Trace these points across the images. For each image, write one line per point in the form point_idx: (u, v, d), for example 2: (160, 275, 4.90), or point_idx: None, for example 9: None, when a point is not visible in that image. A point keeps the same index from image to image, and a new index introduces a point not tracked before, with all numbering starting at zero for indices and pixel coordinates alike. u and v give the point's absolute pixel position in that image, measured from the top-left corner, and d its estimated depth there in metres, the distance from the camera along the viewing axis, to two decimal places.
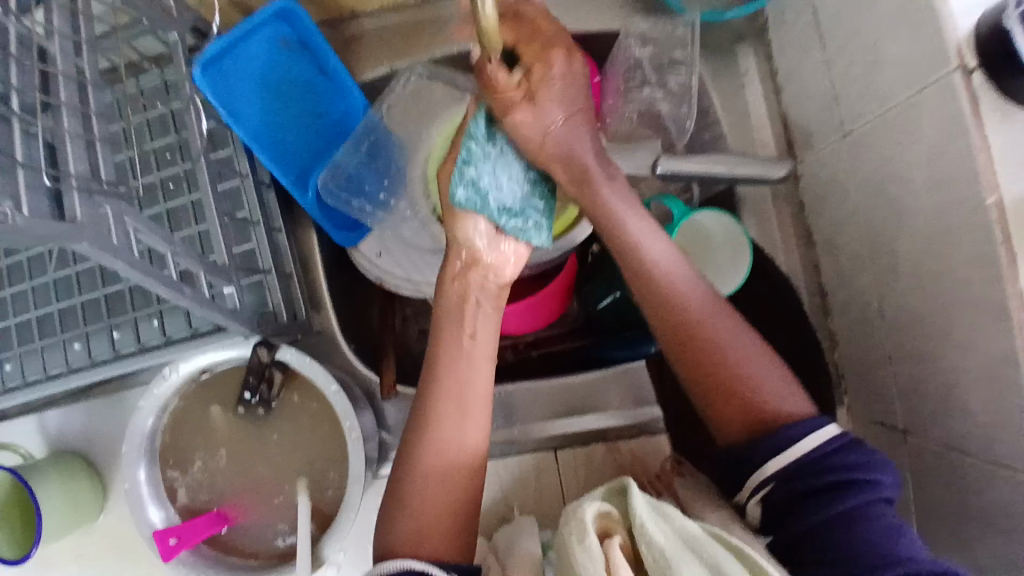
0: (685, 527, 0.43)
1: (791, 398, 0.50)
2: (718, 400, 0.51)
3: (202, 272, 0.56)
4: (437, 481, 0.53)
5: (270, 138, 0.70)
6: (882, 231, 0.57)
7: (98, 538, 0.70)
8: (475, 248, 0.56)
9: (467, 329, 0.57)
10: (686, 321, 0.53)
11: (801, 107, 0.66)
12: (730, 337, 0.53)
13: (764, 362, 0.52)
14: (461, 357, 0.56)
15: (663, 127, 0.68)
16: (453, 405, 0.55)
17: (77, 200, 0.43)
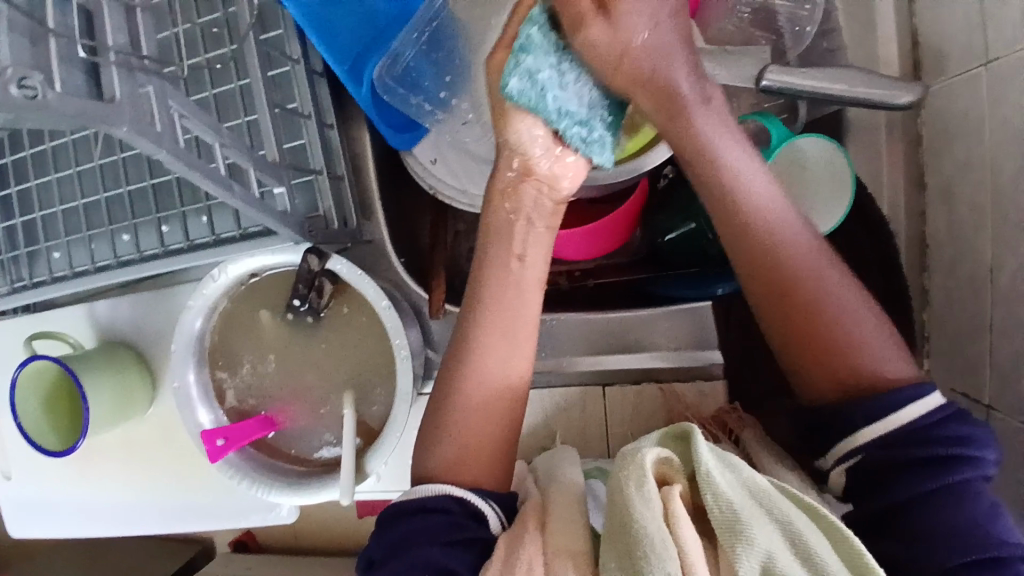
0: (754, 482, 0.40)
1: (891, 356, 0.47)
2: (811, 353, 0.48)
3: (252, 168, 0.51)
4: (478, 409, 0.51)
5: (323, 16, 0.61)
6: (1017, 180, 0.49)
7: (148, 429, 0.71)
8: (530, 157, 0.51)
9: (516, 249, 0.53)
10: (770, 257, 0.49)
11: (941, 21, 0.56)
12: (825, 280, 0.48)
13: (862, 308, 0.48)
14: (510, 280, 0.52)
15: (776, 31, 0.57)
16: (498, 332, 0.51)
17: (117, 77, 0.38)
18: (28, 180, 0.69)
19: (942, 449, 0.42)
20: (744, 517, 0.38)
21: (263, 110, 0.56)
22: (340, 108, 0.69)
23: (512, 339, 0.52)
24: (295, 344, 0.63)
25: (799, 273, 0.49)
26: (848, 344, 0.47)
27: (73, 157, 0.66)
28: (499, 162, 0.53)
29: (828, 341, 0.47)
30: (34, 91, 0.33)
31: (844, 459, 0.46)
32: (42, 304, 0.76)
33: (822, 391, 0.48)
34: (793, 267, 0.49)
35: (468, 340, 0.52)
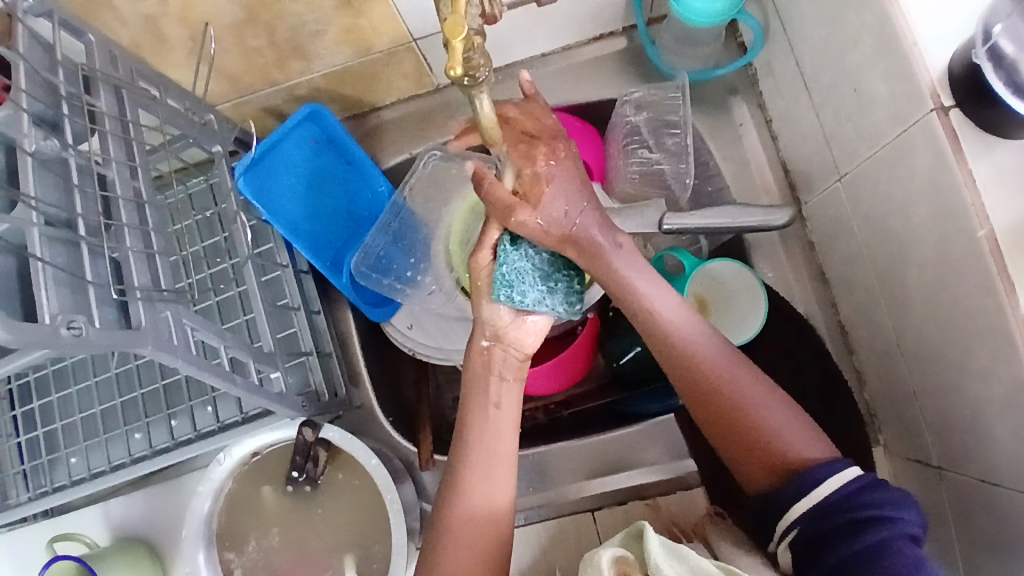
0: (701, 568, 0.47)
1: (807, 442, 0.54)
2: (742, 447, 0.55)
3: (252, 360, 0.59)
4: (471, 542, 0.56)
5: (307, 230, 0.75)
6: (889, 266, 0.58)
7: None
8: (498, 323, 0.58)
9: (492, 398, 0.59)
10: (720, 407, 0.56)
11: (798, 151, 0.69)
12: (749, 392, 0.56)
13: (786, 414, 0.55)
14: (488, 425, 0.58)
15: (666, 185, 0.71)
16: (482, 466, 0.57)
17: (142, 309, 0.47)
18: (50, 394, 0.76)
19: (850, 514, 0.49)
20: None
21: (258, 308, 0.65)
22: (324, 293, 0.79)
23: (500, 466, 0.58)
24: (295, 513, 0.67)
25: (739, 397, 0.56)
26: (779, 439, 0.54)
27: (92, 369, 0.76)
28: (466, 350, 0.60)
29: (755, 442, 0.55)
30: (77, 330, 0.42)
31: (785, 535, 0.52)
32: (59, 506, 0.81)
33: (761, 478, 0.55)
34: (733, 382, 0.56)
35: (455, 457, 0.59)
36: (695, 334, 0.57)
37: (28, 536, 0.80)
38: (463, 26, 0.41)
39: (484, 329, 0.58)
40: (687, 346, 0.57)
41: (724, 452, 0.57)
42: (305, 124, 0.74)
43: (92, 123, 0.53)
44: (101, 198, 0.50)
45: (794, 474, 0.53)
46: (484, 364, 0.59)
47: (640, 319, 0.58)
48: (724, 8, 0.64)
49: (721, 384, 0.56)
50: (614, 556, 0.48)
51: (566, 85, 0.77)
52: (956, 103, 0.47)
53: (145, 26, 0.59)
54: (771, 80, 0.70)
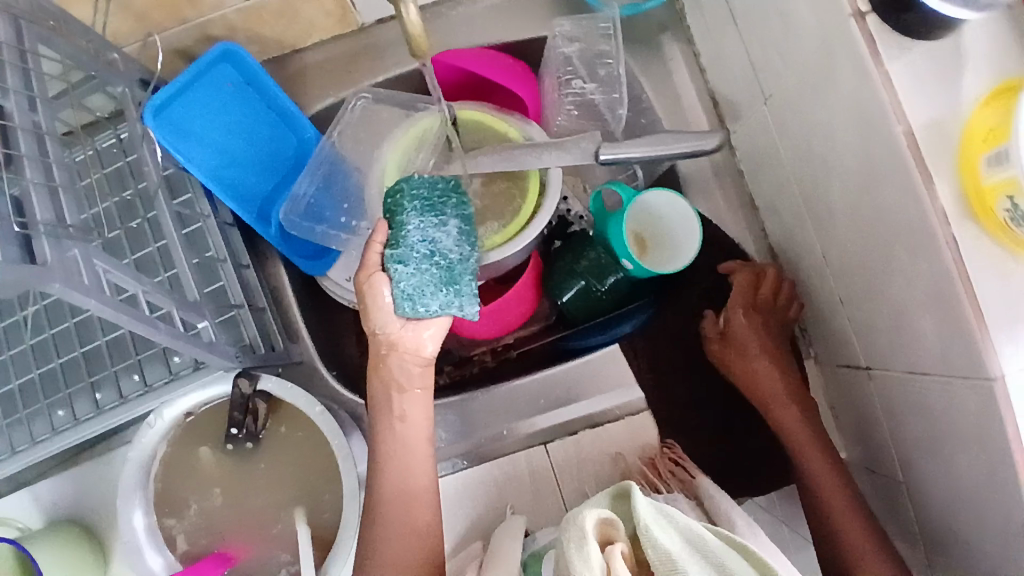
0: (692, 532, 0.47)
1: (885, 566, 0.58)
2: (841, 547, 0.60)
3: (175, 309, 0.55)
4: (399, 535, 0.58)
5: (228, 178, 0.71)
6: (814, 182, 0.61)
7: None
8: (390, 332, 0.59)
9: (397, 411, 0.61)
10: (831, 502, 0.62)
11: (725, 81, 0.70)
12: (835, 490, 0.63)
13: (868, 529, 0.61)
14: (395, 440, 0.61)
15: (602, 118, 0.72)
16: (399, 457, 0.60)
17: (47, 244, 0.43)
18: None
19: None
20: (682, 563, 0.44)
21: (181, 260, 0.61)
22: (252, 247, 0.75)
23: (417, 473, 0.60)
24: (237, 472, 0.64)
25: (828, 486, 0.63)
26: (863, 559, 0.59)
27: (4, 342, 0.69)
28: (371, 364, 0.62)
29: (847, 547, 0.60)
30: None
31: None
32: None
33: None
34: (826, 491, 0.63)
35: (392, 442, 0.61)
36: (803, 439, 0.66)
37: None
38: None
39: (376, 344, 0.60)
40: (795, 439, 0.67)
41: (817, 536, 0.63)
42: (219, 65, 0.70)
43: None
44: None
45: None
46: (386, 384, 0.62)
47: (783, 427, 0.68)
48: None
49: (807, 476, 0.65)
50: (601, 516, 0.47)
51: (496, 22, 0.76)
52: (872, 9, 0.48)
53: None
54: (697, 11, 0.71)
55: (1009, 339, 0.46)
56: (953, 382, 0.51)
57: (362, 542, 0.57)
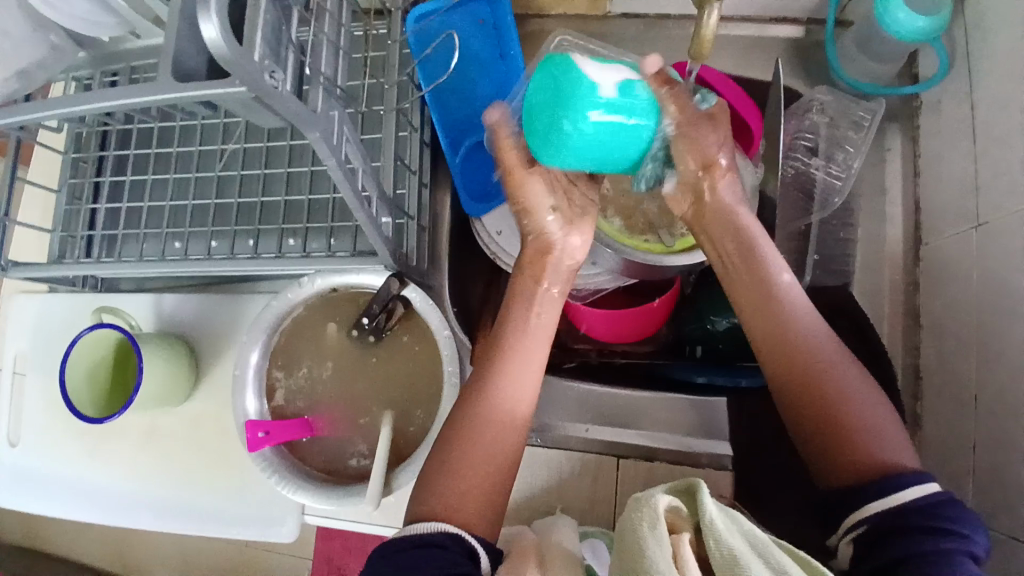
0: (754, 535, 0.45)
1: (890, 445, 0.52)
2: (832, 440, 0.54)
3: (374, 197, 0.60)
4: (482, 458, 0.57)
5: (443, 99, 0.76)
6: (996, 321, 0.59)
7: (196, 422, 0.78)
8: (548, 232, 0.66)
9: (535, 307, 0.65)
10: (806, 373, 0.57)
11: (935, 192, 0.69)
12: (851, 385, 0.56)
13: (880, 408, 0.55)
14: (524, 328, 0.64)
15: (811, 194, 0.71)
16: (511, 368, 0.62)
17: (320, 96, 0.48)
18: (144, 173, 0.79)
19: (927, 520, 0.46)
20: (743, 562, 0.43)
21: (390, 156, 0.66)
22: (433, 170, 0.79)
23: (508, 360, 0.63)
24: (352, 358, 0.70)
25: (838, 385, 0.56)
26: (858, 446, 0.53)
27: (196, 165, 0.77)
28: (523, 259, 0.68)
29: (843, 427, 0.54)
30: (275, 83, 0.41)
31: (847, 532, 0.50)
32: (105, 285, 0.83)
33: (835, 478, 0.53)
34: (833, 374, 0.56)
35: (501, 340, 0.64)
36: (806, 323, 0.59)
37: (67, 301, 0.81)
38: None
39: (546, 240, 0.66)
40: (798, 332, 0.58)
41: (805, 454, 0.56)
42: (479, 3, 0.76)
43: None
44: None
45: (874, 477, 0.51)
46: (535, 274, 0.67)
47: (758, 318, 0.60)
48: (926, 28, 0.63)
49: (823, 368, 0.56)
50: (669, 501, 0.48)
51: (733, 57, 0.78)
52: None
53: None
54: (935, 116, 0.70)
55: None
56: None
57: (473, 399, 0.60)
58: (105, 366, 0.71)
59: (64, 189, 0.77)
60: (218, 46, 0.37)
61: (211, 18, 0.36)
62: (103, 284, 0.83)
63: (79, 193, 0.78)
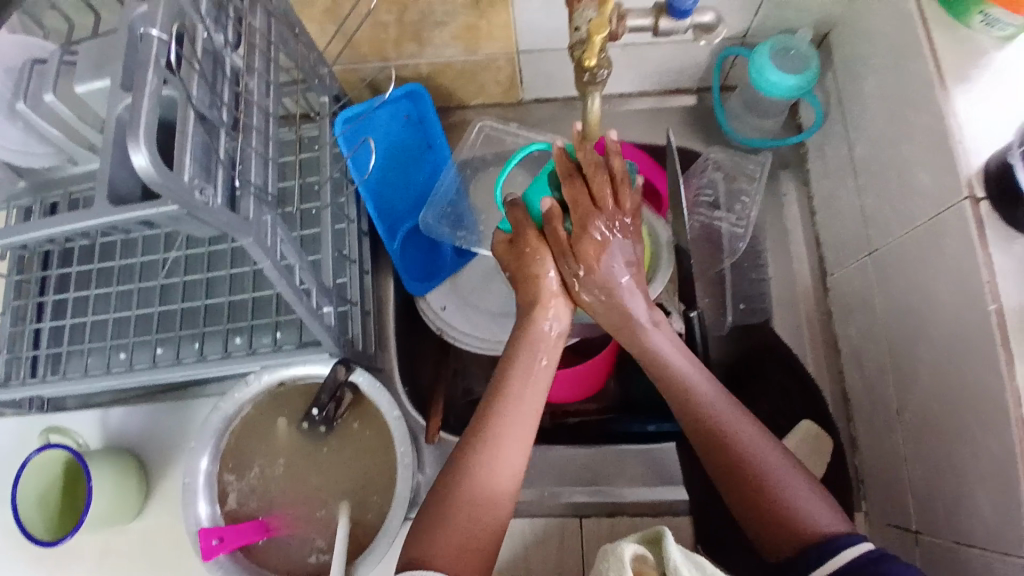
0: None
1: (826, 515, 0.52)
2: (759, 510, 0.53)
3: (314, 289, 0.62)
4: (469, 525, 0.51)
5: (377, 191, 0.80)
6: (902, 339, 0.64)
7: (148, 538, 0.75)
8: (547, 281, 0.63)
9: (534, 377, 0.60)
10: (712, 431, 0.58)
11: (832, 228, 0.76)
12: (776, 466, 0.55)
13: (815, 497, 0.53)
14: (525, 397, 0.58)
15: (719, 245, 0.79)
16: (516, 440, 0.56)
17: (251, 205, 0.50)
18: (86, 288, 0.79)
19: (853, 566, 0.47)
20: None
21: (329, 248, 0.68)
22: (374, 257, 0.82)
23: (509, 427, 0.56)
24: (304, 452, 0.70)
25: (745, 447, 0.56)
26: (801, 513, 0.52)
27: (138, 276, 0.78)
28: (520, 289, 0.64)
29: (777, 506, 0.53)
30: (205, 199, 0.44)
31: None
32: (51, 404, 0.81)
33: (782, 550, 0.52)
34: (749, 448, 0.56)
35: (495, 404, 0.58)
36: (704, 387, 0.60)
37: (10, 426, 0.79)
38: (606, 27, 0.50)
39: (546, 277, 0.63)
40: (701, 404, 0.59)
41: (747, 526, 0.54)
42: (403, 101, 0.81)
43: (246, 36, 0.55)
44: (234, 92, 0.53)
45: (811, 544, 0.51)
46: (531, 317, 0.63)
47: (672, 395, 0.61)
48: (797, 85, 0.71)
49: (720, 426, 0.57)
50: (635, 551, 0.47)
51: (639, 126, 0.85)
52: (986, 196, 0.53)
53: None
54: (820, 161, 0.78)
55: None
56: (1003, 561, 0.51)
57: (466, 471, 0.54)
58: (49, 491, 0.69)
59: (7, 312, 0.76)
60: (148, 174, 0.39)
61: (140, 149, 0.38)
62: (50, 403, 0.80)
63: (23, 314, 0.77)
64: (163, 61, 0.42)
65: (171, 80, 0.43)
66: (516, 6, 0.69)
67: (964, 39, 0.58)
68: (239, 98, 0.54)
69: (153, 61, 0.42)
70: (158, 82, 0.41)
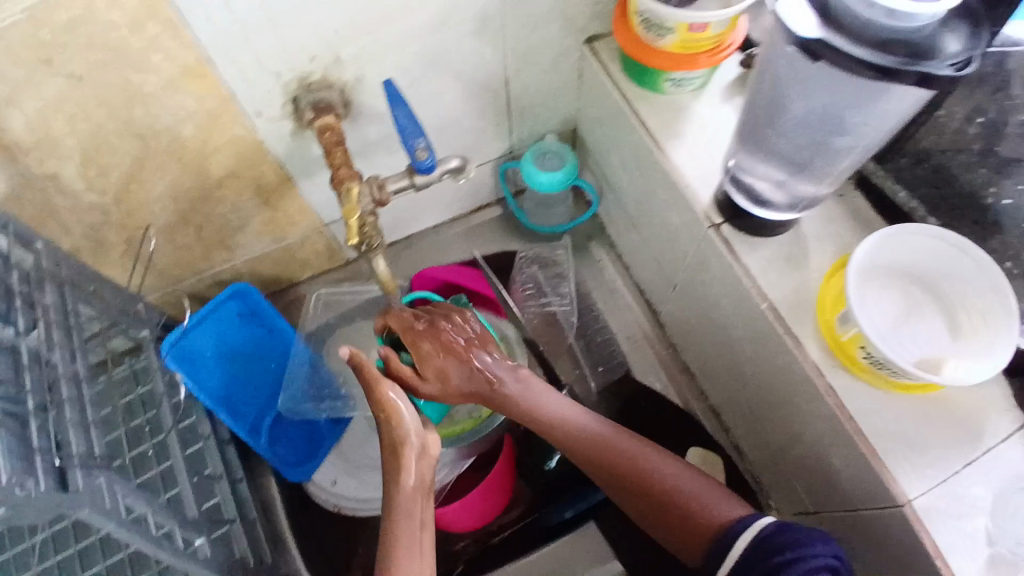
0: None
1: (726, 503, 0.55)
2: (674, 524, 0.55)
3: (178, 526, 0.60)
4: None
5: (230, 399, 0.78)
6: (727, 351, 0.71)
7: None
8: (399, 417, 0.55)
9: (414, 508, 0.54)
10: (613, 458, 0.59)
11: (644, 275, 0.85)
12: (672, 474, 0.57)
13: (710, 488, 0.56)
14: (408, 525, 0.53)
15: (557, 326, 0.84)
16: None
17: (79, 475, 0.50)
18: None
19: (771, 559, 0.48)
20: None
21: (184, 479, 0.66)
22: (246, 462, 0.81)
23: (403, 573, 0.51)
24: None
25: (655, 470, 0.58)
26: (702, 510, 0.55)
27: None
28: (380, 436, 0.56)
29: (684, 510, 0.55)
30: (26, 490, 0.44)
31: None
32: None
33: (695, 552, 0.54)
34: (644, 466, 0.58)
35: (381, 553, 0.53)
36: (579, 417, 0.61)
37: None
38: (356, 211, 0.60)
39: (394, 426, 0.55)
40: (580, 432, 0.60)
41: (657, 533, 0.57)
42: (230, 300, 0.79)
43: (34, 315, 0.56)
44: (30, 373, 0.53)
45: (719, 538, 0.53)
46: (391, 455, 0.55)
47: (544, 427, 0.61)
48: (563, 180, 0.81)
49: (618, 448, 0.59)
50: None
51: (455, 248, 0.93)
52: (724, 220, 0.62)
53: (81, 232, 0.67)
54: (613, 224, 0.89)
55: (897, 460, 0.53)
56: (880, 512, 0.55)
57: None
58: None
59: None
60: None
61: None
62: None
63: None
64: None
65: None
66: (303, 191, 0.76)
67: (664, 103, 0.70)
68: (41, 376, 0.54)
69: None
70: None
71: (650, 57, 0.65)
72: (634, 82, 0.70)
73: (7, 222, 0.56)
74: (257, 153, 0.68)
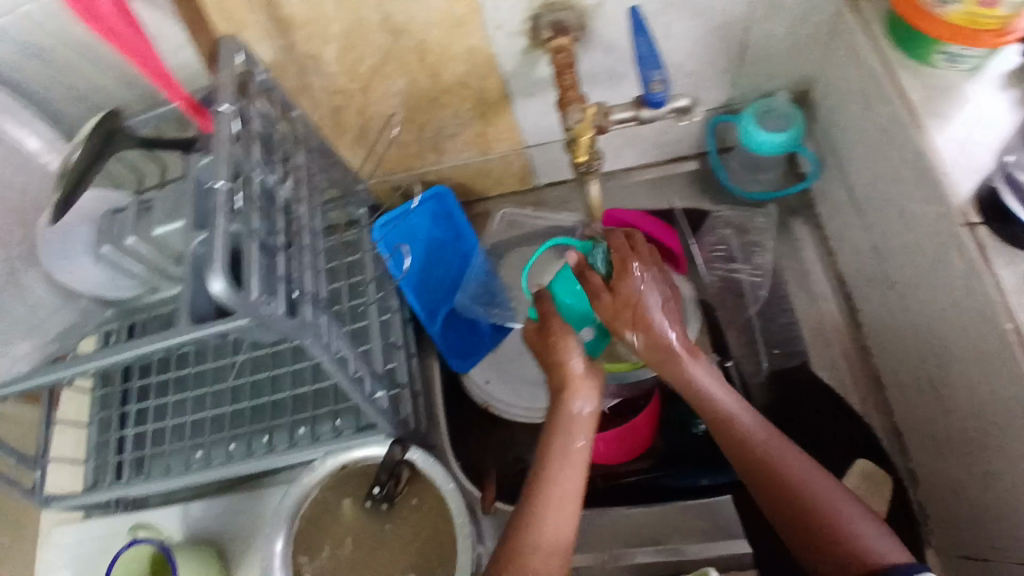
0: None
1: (885, 542, 0.53)
2: (815, 532, 0.55)
3: (368, 378, 0.69)
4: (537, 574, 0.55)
5: (416, 283, 0.87)
6: (934, 364, 0.64)
7: None
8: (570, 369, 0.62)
9: (571, 435, 0.60)
10: (772, 470, 0.58)
11: (851, 265, 0.78)
12: (830, 491, 0.57)
13: (873, 527, 0.54)
14: (561, 454, 0.60)
15: (740, 292, 0.82)
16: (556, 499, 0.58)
17: (309, 309, 0.58)
18: (166, 396, 0.87)
19: None
20: None
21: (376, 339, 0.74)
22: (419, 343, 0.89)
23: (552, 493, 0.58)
24: (370, 530, 0.74)
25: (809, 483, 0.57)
26: (858, 539, 0.53)
27: (210, 381, 0.86)
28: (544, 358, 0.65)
29: (836, 528, 0.54)
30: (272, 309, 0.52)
31: None
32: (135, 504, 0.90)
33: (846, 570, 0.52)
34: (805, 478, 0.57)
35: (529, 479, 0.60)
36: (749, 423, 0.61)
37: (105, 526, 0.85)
38: (589, 130, 0.63)
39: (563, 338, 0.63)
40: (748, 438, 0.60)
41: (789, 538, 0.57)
42: (432, 199, 0.88)
43: (291, 169, 0.65)
44: (284, 216, 0.62)
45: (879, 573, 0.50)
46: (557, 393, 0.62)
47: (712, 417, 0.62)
48: (785, 141, 0.76)
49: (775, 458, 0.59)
50: None
51: (649, 195, 0.92)
52: (984, 220, 0.55)
53: (331, 108, 0.76)
54: (828, 204, 0.82)
55: None
56: None
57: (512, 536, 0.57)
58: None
59: (94, 424, 0.87)
60: (224, 295, 0.48)
61: (218, 276, 0.48)
62: (133, 503, 0.90)
63: (108, 424, 0.87)
64: (228, 207, 0.52)
65: (237, 220, 0.52)
66: (517, 110, 0.79)
67: (929, 79, 0.62)
68: (291, 221, 0.63)
69: (222, 208, 0.52)
70: (225, 223, 0.51)
71: (923, 25, 0.58)
72: (899, 47, 0.63)
73: (276, 92, 0.65)
74: (486, 65, 0.72)
